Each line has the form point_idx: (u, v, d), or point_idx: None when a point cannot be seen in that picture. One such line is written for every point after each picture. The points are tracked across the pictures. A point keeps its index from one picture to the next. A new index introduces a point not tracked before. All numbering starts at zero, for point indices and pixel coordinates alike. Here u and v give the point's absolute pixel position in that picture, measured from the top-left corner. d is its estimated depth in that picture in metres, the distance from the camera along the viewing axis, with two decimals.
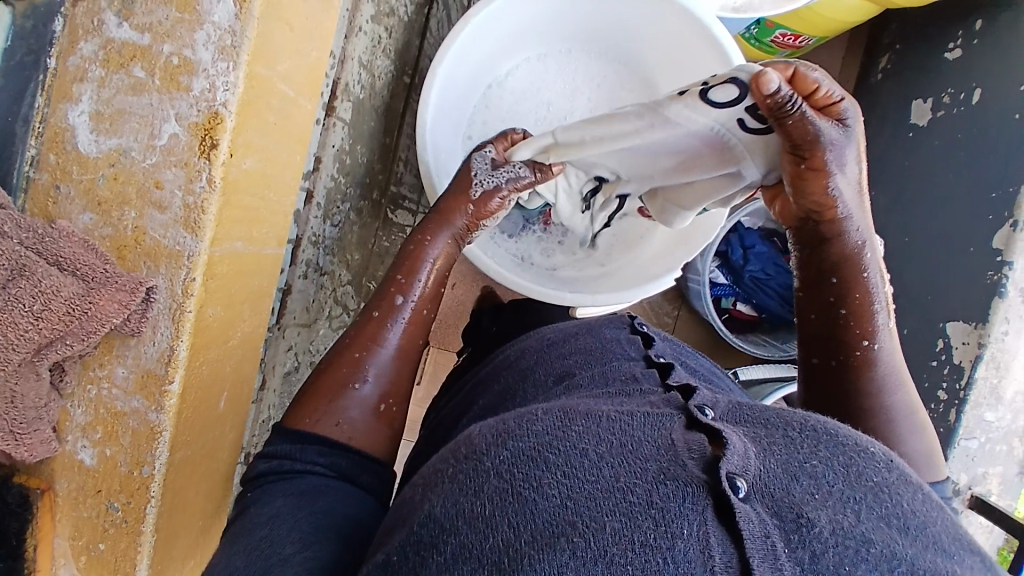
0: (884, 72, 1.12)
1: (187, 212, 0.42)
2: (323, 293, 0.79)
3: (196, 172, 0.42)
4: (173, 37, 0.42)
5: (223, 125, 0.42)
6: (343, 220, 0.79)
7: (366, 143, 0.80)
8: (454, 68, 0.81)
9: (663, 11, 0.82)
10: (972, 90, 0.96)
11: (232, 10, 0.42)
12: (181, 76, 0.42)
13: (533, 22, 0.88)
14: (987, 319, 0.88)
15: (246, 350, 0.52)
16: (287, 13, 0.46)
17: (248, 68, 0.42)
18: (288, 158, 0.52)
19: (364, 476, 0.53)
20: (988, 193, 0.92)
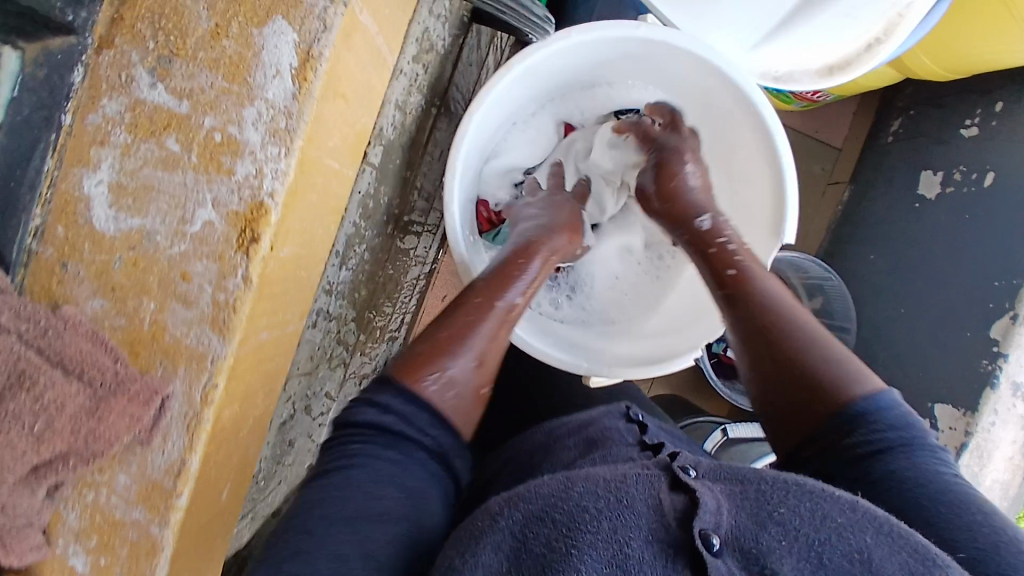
0: (895, 136, 1.16)
1: (217, 310, 0.37)
2: (327, 338, 0.76)
3: (230, 267, 0.37)
4: (215, 108, 0.36)
5: (266, 216, 0.36)
6: (356, 263, 0.76)
7: (389, 182, 0.77)
8: (491, 112, 0.78)
9: (709, 77, 0.80)
10: (984, 170, 0.99)
11: (291, 88, 0.36)
12: (222, 154, 0.37)
13: (577, 68, 0.84)
14: (976, 407, 0.93)
15: (257, 433, 0.48)
16: (341, 83, 0.40)
17: (302, 151, 0.37)
18: (322, 231, 0.47)
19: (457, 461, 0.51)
20: (993, 281, 0.95)
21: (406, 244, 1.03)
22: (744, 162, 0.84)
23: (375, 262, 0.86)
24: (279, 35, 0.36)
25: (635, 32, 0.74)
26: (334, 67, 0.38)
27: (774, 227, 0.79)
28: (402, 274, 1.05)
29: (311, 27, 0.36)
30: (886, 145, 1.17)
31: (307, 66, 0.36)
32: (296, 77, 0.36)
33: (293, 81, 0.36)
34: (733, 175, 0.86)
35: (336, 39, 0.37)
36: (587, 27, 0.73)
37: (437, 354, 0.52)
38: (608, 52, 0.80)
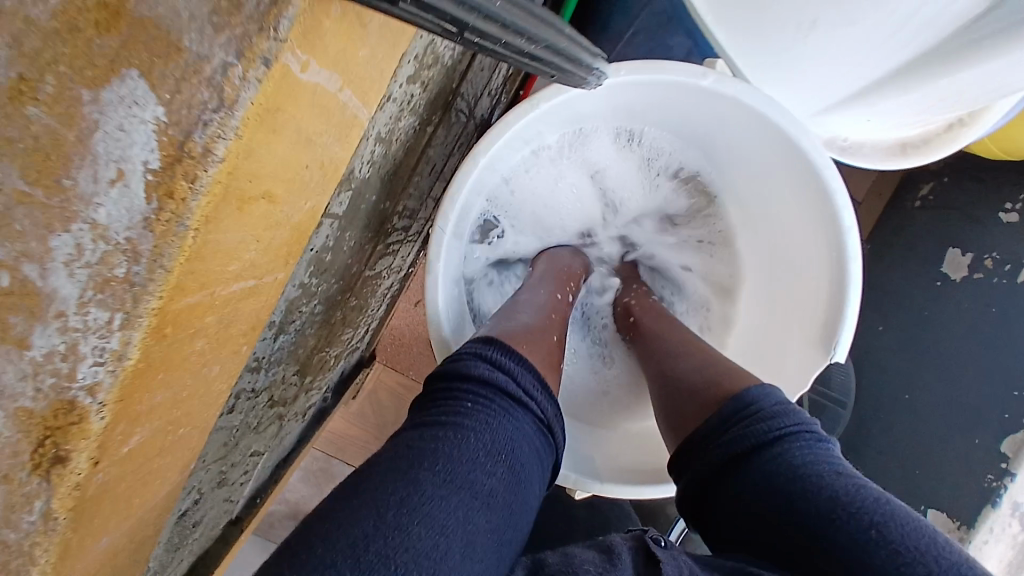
0: (924, 202, 1.02)
1: (16, 548, 0.32)
2: (252, 412, 0.61)
3: (22, 493, 0.30)
4: (2, 226, 0.26)
5: (79, 422, 0.30)
6: (303, 324, 0.60)
7: (358, 226, 0.60)
8: (504, 147, 0.65)
9: (774, 145, 0.67)
10: (1019, 266, 0.92)
11: (146, 211, 0.27)
12: (4, 310, 0.27)
13: (622, 104, 0.71)
14: (973, 524, 0.89)
15: (111, 556, 0.42)
16: (267, 182, 0.32)
17: (160, 302, 0.30)
18: (217, 357, 0.38)
19: (557, 428, 0.53)
20: (1012, 389, 0.91)
21: (377, 266, 0.85)
22: (803, 255, 0.71)
23: (329, 306, 0.69)
24: (128, 109, 0.26)
25: (701, 80, 0.63)
26: (238, 163, 0.29)
27: (826, 338, 0.67)
28: (366, 299, 0.89)
29: (196, 99, 0.27)
30: (913, 211, 1.03)
31: (180, 175, 0.27)
32: (154, 191, 0.27)
33: (145, 196, 0.27)
34: (789, 262, 0.74)
35: (244, 121, 0.28)
36: (659, 66, 0.61)
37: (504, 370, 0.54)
38: (668, 98, 0.68)
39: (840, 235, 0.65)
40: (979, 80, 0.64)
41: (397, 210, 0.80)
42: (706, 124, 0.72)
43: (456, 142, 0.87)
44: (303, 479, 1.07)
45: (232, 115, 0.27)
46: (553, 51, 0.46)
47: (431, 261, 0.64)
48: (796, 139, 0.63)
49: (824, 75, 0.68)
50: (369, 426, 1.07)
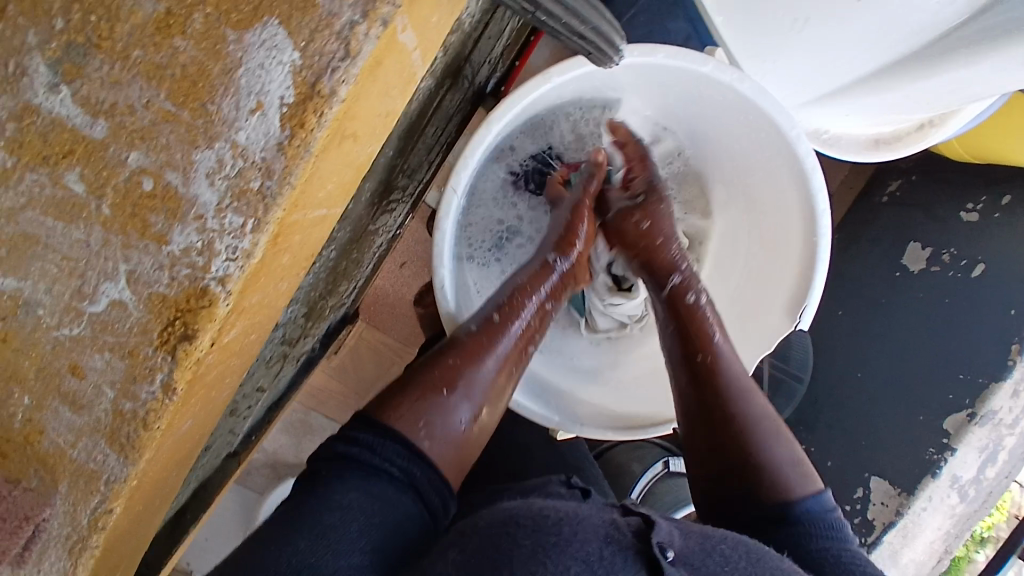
0: (890, 197, 1.12)
1: (121, 421, 0.38)
2: (270, 345, 0.66)
3: (146, 373, 0.37)
4: (150, 138, 0.35)
5: (199, 304, 0.36)
6: (322, 265, 0.65)
7: (377, 176, 0.65)
8: (513, 119, 0.69)
9: (762, 133, 0.73)
10: (974, 261, 1.01)
11: (280, 139, 0.35)
12: (147, 211, 0.36)
13: (627, 86, 0.76)
14: (913, 491, 1.00)
15: (177, 463, 0.46)
16: (356, 123, 0.38)
17: (283, 215, 0.36)
18: (286, 285, 0.44)
19: (431, 494, 0.56)
20: (959, 372, 0.99)
21: (376, 224, 0.88)
22: (780, 237, 0.78)
23: (341, 253, 0.74)
24: (268, 50, 0.34)
25: (702, 67, 0.68)
26: (350, 106, 0.36)
27: (792, 309, 0.76)
28: (364, 254, 0.91)
29: (327, 47, 0.34)
30: (880, 205, 1.13)
31: (310, 110, 0.34)
32: (288, 122, 0.35)
33: (280, 125, 0.35)
34: (766, 241, 0.81)
35: (363, 68, 0.35)
36: (667, 51, 0.67)
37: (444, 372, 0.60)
38: (668, 83, 0.74)
39: (814, 217, 0.73)
40: (963, 84, 0.71)
41: (403, 166, 0.85)
42: (698, 114, 0.78)
43: (458, 111, 0.90)
44: (286, 426, 1.12)
45: (352, 66, 0.34)
46: (598, 32, 0.55)
47: (439, 219, 0.67)
48: (782, 131, 0.70)
49: (816, 67, 0.74)
50: (347, 381, 1.11)
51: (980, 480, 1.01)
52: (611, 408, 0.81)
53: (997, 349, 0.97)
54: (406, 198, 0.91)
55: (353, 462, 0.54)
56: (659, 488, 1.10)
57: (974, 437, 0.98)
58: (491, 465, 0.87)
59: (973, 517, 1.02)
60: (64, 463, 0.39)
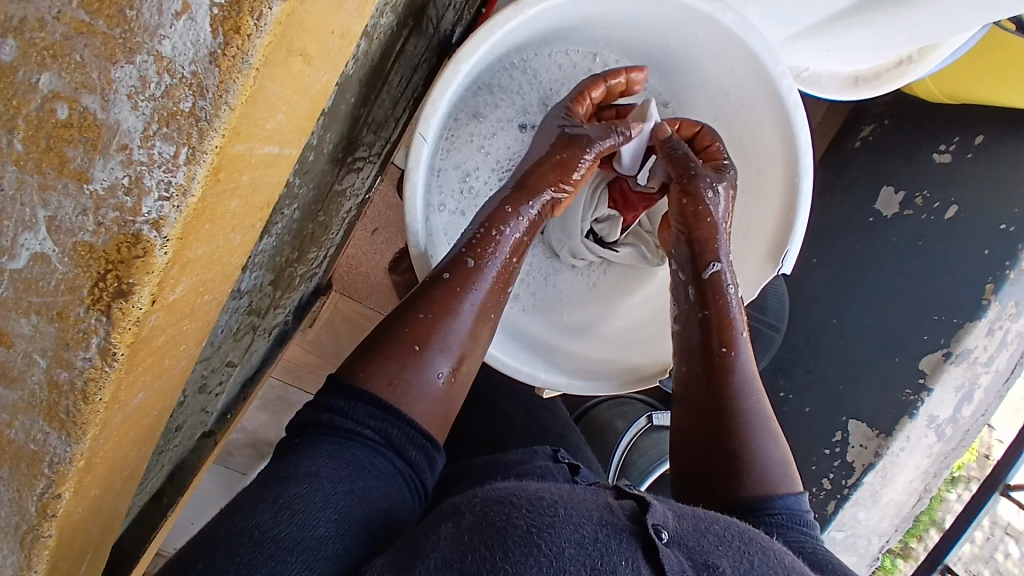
0: (864, 142, 1.11)
1: (57, 395, 0.34)
2: (235, 317, 0.61)
3: (80, 338, 0.33)
4: (62, 56, 0.30)
5: (130, 255, 0.32)
6: (285, 227, 0.60)
7: (338, 128, 0.60)
8: (482, 58, 0.65)
9: (739, 68, 0.71)
10: (947, 203, 1.01)
11: (212, 47, 0.31)
12: (64, 144, 0.31)
13: (600, 19, 0.73)
14: (891, 432, 1.01)
15: (136, 440, 0.43)
16: (302, 39, 0.35)
17: (222, 141, 0.32)
18: (243, 238, 0.40)
19: (410, 449, 0.53)
20: (932, 314, 1.00)
21: (342, 184, 0.82)
22: (761, 179, 0.76)
23: (305, 215, 0.69)
24: None
25: None
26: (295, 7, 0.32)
27: (773, 253, 0.74)
28: (331, 218, 0.86)
29: None
30: (853, 150, 1.12)
31: (246, 11, 0.30)
32: (221, 26, 0.31)
33: (211, 29, 0.31)
34: (748, 187, 0.79)
35: None
36: None
37: (413, 325, 0.57)
38: (646, 16, 0.71)
39: (796, 157, 0.71)
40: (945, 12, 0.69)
41: (368, 120, 0.79)
42: (678, 51, 0.75)
43: (421, 61, 0.85)
44: (261, 404, 1.07)
45: None
46: None
47: (409, 172, 0.63)
48: (765, 64, 0.67)
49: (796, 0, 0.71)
50: (324, 354, 1.07)
51: (957, 419, 1.03)
52: (596, 364, 0.81)
53: (971, 289, 0.97)
54: (371, 157, 0.86)
55: (324, 429, 0.51)
56: (643, 443, 1.09)
57: (950, 376, 0.99)
58: (473, 432, 0.84)
59: (950, 456, 1.04)
60: (3, 446, 0.35)
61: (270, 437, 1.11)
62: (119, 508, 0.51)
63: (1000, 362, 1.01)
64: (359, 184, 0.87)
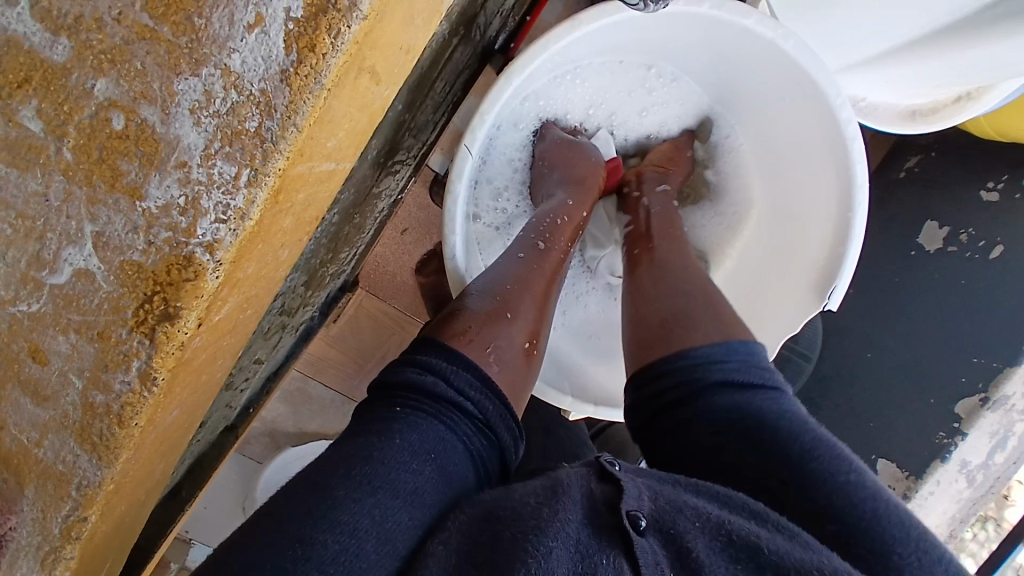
0: (908, 173, 1.06)
1: (92, 417, 0.35)
2: (271, 315, 0.61)
3: (119, 361, 0.34)
4: (123, 61, 0.31)
5: (180, 276, 0.32)
6: (325, 231, 0.59)
7: (385, 132, 0.59)
8: (534, 71, 0.64)
9: (795, 96, 0.68)
10: (993, 243, 0.95)
11: (285, 64, 0.31)
12: (117, 156, 0.32)
13: (656, 38, 0.70)
14: (921, 474, 0.97)
15: (166, 452, 0.43)
16: (373, 59, 0.36)
17: (285, 163, 0.33)
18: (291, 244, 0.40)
19: (502, 432, 0.52)
20: (973, 356, 0.95)
21: (380, 186, 0.82)
22: (811, 211, 0.73)
23: (342, 218, 0.68)
24: None
25: (743, 20, 0.62)
26: (372, 26, 0.33)
27: (821, 288, 0.71)
28: (365, 218, 0.84)
29: None
30: (897, 181, 1.07)
31: (323, 27, 0.31)
32: (295, 44, 0.31)
33: (286, 47, 0.31)
34: (795, 217, 0.76)
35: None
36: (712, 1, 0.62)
37: (502, 297, 0.59)
38: (702, 35, 0.68)
39: (851, 190, 0.67)
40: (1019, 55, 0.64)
41: (412, 124, 0.78)
42: (729, 73, 0.73)
43: (466, 67, 0.83)
44: (284, 396, 1.07)
45: None
46: None
47: (450, 185, 0.62)
48: (824, 92, 0.64)
49: (852, 32, 0.68)
50: (348, 350, 1.06)
51: (990, 466, 0.96)
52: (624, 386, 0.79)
53: (1013, 332, 0.93)
54: (410, 159, 0.85)
55: (429, 407, 0.49)
56: None
57: (985, 422, 0.94)
58: None
59: (979, 502, 0.98)
60: (32, 463, 0.36)
61: (289, 428, 1.11)
62: (142, 518, 0.52)
63: None
64: (394, 184, 0.85)
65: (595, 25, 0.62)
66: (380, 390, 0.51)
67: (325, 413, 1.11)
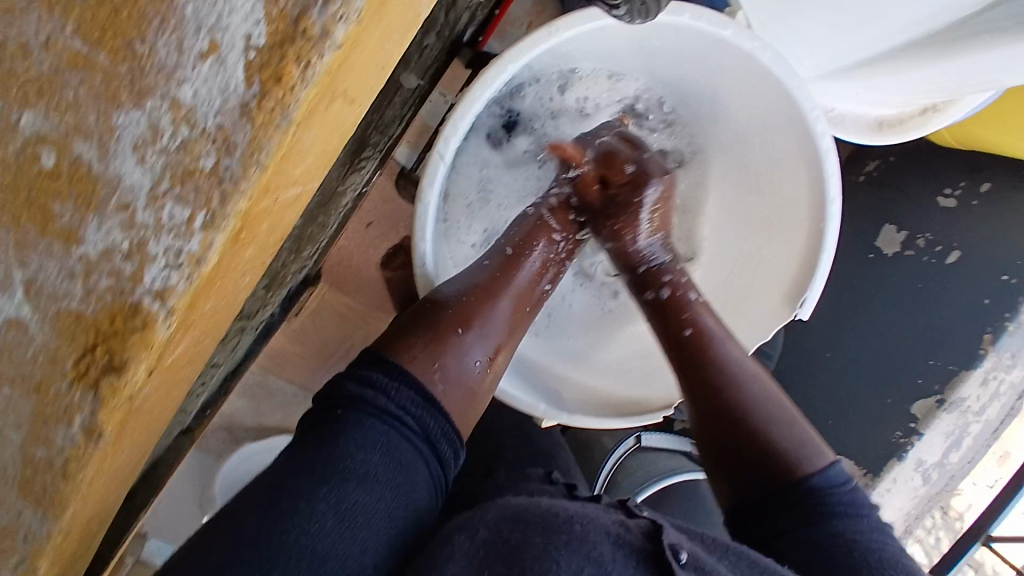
0: (867, 177, 1.08)
1: (34, 471, 0.35)
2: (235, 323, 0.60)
3: (61, 421, 0.34)
4: (56, 89, 0.31)
5: (129, 321, 0.32)
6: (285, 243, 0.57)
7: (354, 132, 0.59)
8: (510, 75, 0.62)
9: (770, 109, 0.68)
10: (949, 247, 0.97)
11: (245, 96, 0.31)
12: (49, 196, 0.32)
13: (630, 43, 0.69)
14: (879, 473, 1.00)
15: (107, 491, 0.42)
16: (352, 86, 0.37)
17: (247, 202, 0.32)
18: (257, 253, 0.39)
19: (443, 446, 0.54)
20: (929, 358, 0.97)
21: (345, 185, 0.78)
22: (781, 218, 0.74)
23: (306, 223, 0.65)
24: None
25: (722, 31, 0.61)
26: (347, 52, 0.32)
27: (790, 295, 0.72)
28: (330, 216, 0.81)
29: None
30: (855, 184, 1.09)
31: (291, 57, 0.31)
32: (259, 74, 0.31)
33: (245, 76, 0.31)
34: (764, 224, 0.77)
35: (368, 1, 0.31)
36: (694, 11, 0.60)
37: (460, 310, 0.58)
38: (677, 42, 0.67)
39: (823, 204, 0.68)
40: (965, 72, 0.67)
41: (378, 123, 0.75)
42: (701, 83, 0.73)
43: (434, 61, 0.80)
44: (245, 395, 1.04)
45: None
46: None
47: (422, 195, 0.60)
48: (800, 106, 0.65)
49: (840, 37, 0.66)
50: (313, 350, 1.04)
51: (945, 464, 1.02)
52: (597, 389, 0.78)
53: (968, 333, 0.95)
54: (376, 155, 0.81)
55: (372, 411, 0.51)
56: (631, 464, 1.01)
57: (942, 423, 0.97)
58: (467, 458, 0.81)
59: (934, 498, 1.04)
60: None
61: (251, 426, 1.07)
62: (85, 561, 0.51)
63: (990, 412, 0.99)
64: (359, 182, 0.82)
65: (574, 30, 0.60)
66: (321, 401, 0.53)
67: (287, 408, 1.08)
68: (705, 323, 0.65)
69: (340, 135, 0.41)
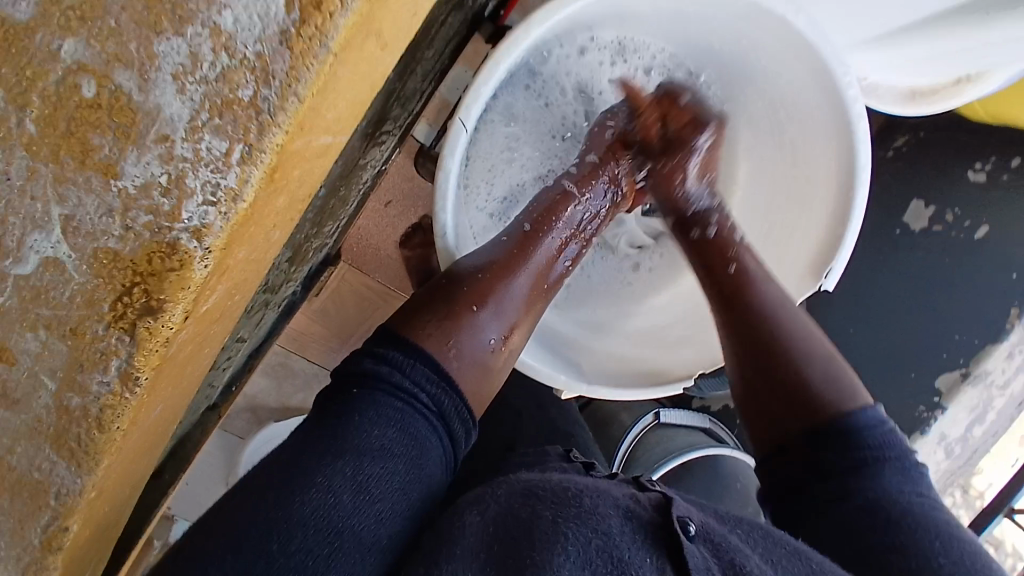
0: (896, 152, 1.02)
1: (69, 421, 0.36)
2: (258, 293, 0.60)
3: (99, 363, 0.35)
4: (93, 18, 0.30)
5: (166, 261, 0.33)
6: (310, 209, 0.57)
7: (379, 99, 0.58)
8: (537, 39, 0.61)
9: (801, 73, 0.66)
10: (979, 223, 0.95)
11: (286, 23, 0.31)
12: (87, 129, 0.31)
13: (659, 7, 0.67)
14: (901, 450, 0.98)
15: (145, 442, 0.43)
16: (378, 36, 0.36)
17: (283, 136, 0.33)
18: (280, 210, 0.38)
19: (456, 424, 0.54)
20: (954, 333, 0.96)
21: (368, 156, 0.78)
22: (809, 188, 0.72)
23: (331, 189, 0.65)
24: None
25: None
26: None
27: (817, 267, 0.70)
28: (351, 191, 0.81)
29: None
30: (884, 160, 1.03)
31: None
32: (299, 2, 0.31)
33: (286, 4, 0.31)
34: (791, 196, 0.75)
35: None
36: None
37: (474, 288, 0.58)
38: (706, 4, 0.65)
39: (854, 172, 0.66)
40: None
41: (401, 90, 0.75)
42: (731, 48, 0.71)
43: (456, 31, 0.80)
44: (266, 368, 1.05)
45: None
46: None
47: (443, 162, 0.60)
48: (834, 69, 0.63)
49: None
50: (333, 328, 1.04)
51: (968, 439, 1.00)
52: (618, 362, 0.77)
53: (998, 309, 0.94)
54: (397, 129, 0.81)
55: (384, 386, 0.51)
56: (650, 439, 1.01)
57: (965, 397, 0.96)
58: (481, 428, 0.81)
59: (955, 473, 1.02)
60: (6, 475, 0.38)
61: (271, 401, 1.08)
62: (120, 518, 0.52)
63: (1016, 386, 0.98)
64: (381, 153, 0.82)
65: None
66: (339, 377, 0.53)
67: (310, 388, 1.08)
68: (744, 272, 0.64)
69: (363, 95, 0.41)
